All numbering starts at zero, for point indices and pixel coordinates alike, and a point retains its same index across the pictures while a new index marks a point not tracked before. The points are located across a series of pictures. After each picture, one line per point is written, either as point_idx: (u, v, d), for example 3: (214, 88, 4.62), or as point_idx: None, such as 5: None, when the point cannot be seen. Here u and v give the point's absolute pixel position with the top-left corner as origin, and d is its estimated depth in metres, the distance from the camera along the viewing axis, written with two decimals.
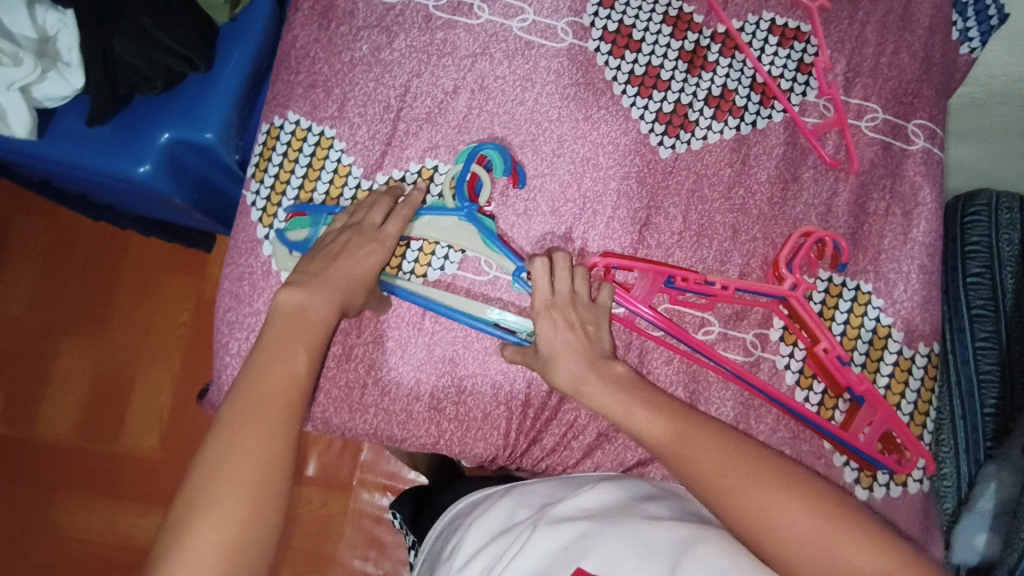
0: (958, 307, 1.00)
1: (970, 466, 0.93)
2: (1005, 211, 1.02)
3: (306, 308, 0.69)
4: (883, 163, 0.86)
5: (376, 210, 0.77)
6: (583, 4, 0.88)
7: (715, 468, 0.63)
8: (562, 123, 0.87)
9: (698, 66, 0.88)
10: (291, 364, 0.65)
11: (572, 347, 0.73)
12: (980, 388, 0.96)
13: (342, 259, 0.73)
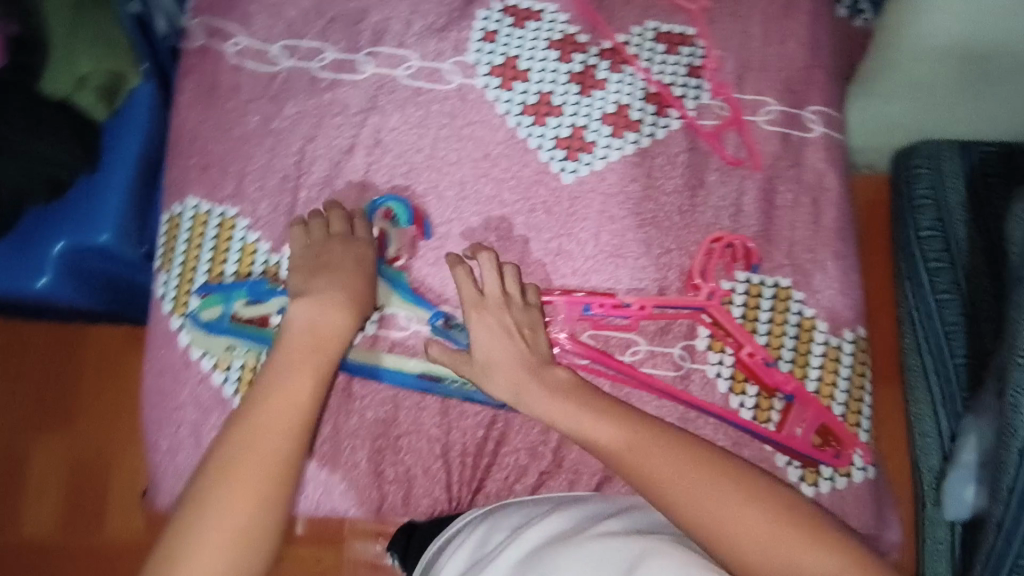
0: (916, 263, 1.12)
1: (949, 420, 1.05)
2: (945, 159, 1.14)
3: (319, 327, 0.69)
4: (784, 156, 0.86)
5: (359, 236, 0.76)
6: (466, 41, 0.88)
7: (670, 470, 0.64)
8: (462, 164, 0.86)
9: (589, 85, 0.88)
10: (289, 394, 0.65)
11: (510, 354, 0.72)
12: (949, 340, 1.07)
13: (339, 274, 0.72)
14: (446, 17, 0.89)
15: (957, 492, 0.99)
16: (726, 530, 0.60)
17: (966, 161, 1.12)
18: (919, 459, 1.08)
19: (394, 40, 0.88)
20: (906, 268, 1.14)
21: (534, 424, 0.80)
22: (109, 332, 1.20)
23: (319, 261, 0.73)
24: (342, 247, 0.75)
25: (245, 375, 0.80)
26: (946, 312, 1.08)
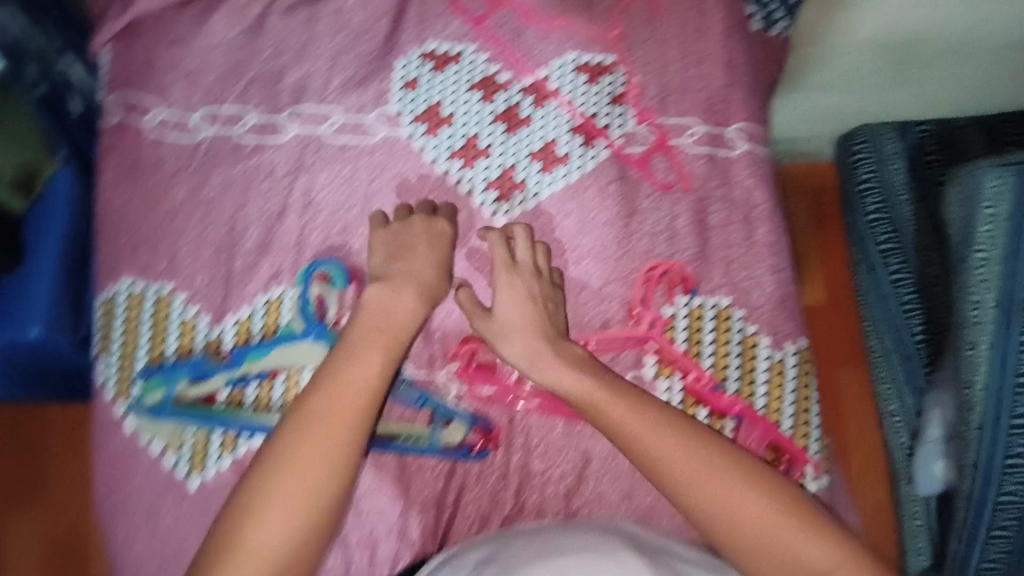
0: (869, 251, 1.23)
1: (913, 398, 1.17)
2: (887, 142, 1.21)
3: (393, 309, 0.74)
4: (712, 176, 0.87)
5: (442, 219, 0.81)
6: (387, 92, 0.88)
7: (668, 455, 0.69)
8: (397, 216, 0.86)
9: (515, 124, 0.88)
10: (352, 385, 0.69)
11: (531, 320, 0.76)
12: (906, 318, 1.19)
13: (416, 256, 0.78)
14: (365, 69, 0.88)
15: (927, 469, 1.10)
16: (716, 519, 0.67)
17: (906, 143, 1.20)
18: (891, 438, 1.20)
19: (315, 97, 0.87)
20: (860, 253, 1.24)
21: (491, 470, 0.81)
22: (72, 408, 1.14)
23: (396, 240, 0.79)
24: (424, 225, 0.80)
25: (196, 455, 0.79)
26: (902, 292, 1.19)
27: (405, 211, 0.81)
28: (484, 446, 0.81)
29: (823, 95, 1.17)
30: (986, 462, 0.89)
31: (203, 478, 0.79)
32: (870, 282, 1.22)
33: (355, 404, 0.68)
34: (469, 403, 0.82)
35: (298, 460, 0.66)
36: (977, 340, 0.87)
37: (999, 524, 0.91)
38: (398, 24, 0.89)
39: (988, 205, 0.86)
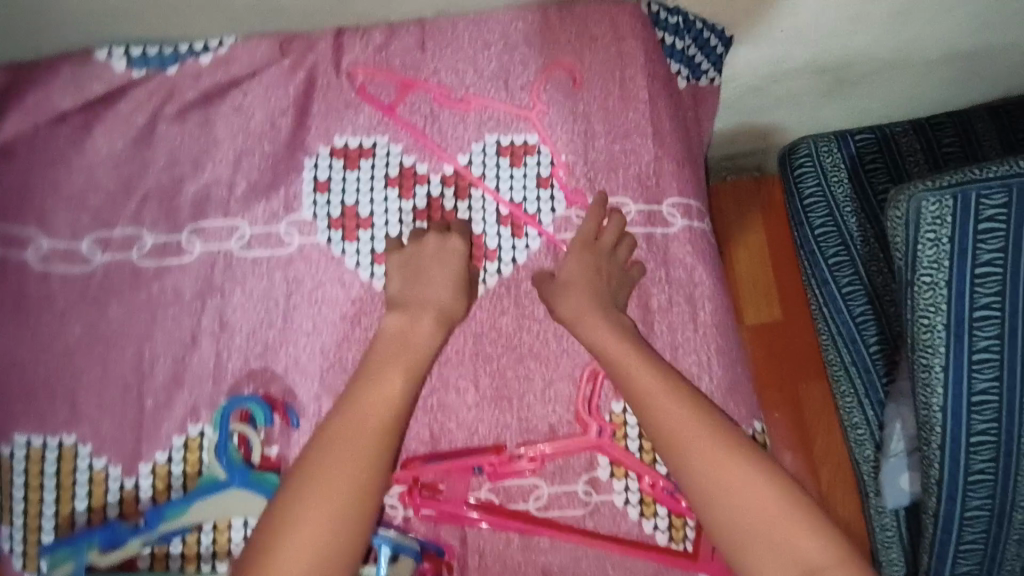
0: (818, 260, 1.12)
1: (874, 409, 1.08)
2: (825, 156, 1.13)
3: (409, 333, 0.72)
4: (650, 257, 0.84)
5: (455, 237, 0.78)
6: (297, 196, 0.81)
7: (693, 433, 0.69)
8: (321, 331, 0.80)
9: (438, 218, 0.83)
10: (382, 399, 0.68)
11: (588, 286, 0.77)
12: (860, 331, 1.09)
13: (437, 268, 0.76)
14: (270, 174, 0.81)
15: (892, 482, 1.02)
16: (738, 499, 0.66)
17: (846, 154, 1.13)
18: (856, 451, 1.11)
19: (219, 209, 0.80)
20: (810, 268, 1.14)
21: None
22: None
23: (416, 253, 0.77)
24: (436, 244, 0.77)
25: None
26: (854, 306, 1.09)
27: (417, 234, 0.79)
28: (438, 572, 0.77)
29: (767, 113, 1.15)
30: (952, 479, 0.82)
31: None
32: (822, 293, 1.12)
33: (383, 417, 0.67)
34: (418, 526, 0.78)
35: (331, 471, 0.64)
36: (928, 362, 0.77)
37: (966, 539, 0.87)
38: (303, 121, 0.83)
39: (931, 230, 0.71)
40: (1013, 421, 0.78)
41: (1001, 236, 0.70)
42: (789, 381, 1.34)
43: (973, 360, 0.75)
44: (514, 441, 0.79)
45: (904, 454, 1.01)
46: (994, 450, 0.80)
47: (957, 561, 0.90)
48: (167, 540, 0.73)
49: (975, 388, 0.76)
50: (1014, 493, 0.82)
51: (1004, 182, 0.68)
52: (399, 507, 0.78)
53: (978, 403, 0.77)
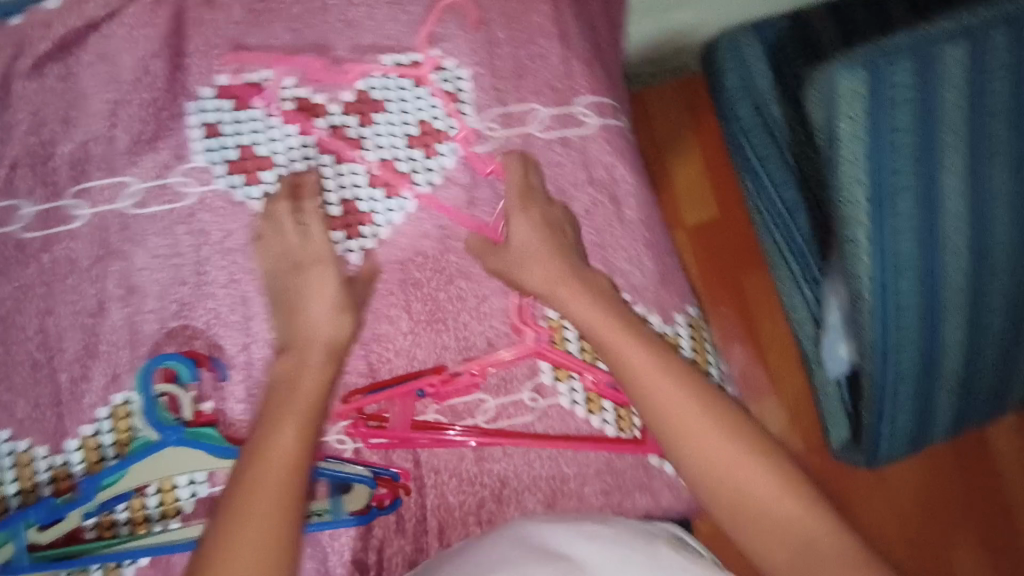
0: (750, 158, 1.15)
1: (810, 288, 1.10)
2: (746, 47, 1.14)
3: (298, 376, 0.67)
4: (569, 161, 0.82)
5: (330, 259, 0.72)
6: (187, 143, 0.76)
7: (689, 422, 0.67)
8: (239, 282, 0.77)
9: (344, 150, 0.79)
10: (286, 434, 0.63)
11: (550, 247, 0.74)
12: (792, 216, 1.11)
13: (313, 300, 0.71)
14: (152, 123, 0.75)
15: (832, 352, 1.06)
16: (748, 498, 0.65)
17: (765, 45, 1.13)
18: (799, 332, 1.15)
19: (102, 167, 0.74)
20: (742, 159, 1.16)
21: (406, 516, 0.80)
22: None
23: (293, 272, 0.72)
24: (311, 272, 0.71)
25: None
26: (785, 193, 1.11)
27: (276, 226, 0.73)
28: (395, 496, 0.78)
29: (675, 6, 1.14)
30: (883, 340, 0.86)
31: None
32: (755, 185, 1.15)
33: (290, 449, 0.62)
34: (370, 455, 0.79)
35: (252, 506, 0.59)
36: (855, 237, 0.80)
37: (897, 391, 0.92)
38: (180, 62, 0.76)
39: (847, 108, 0.73)
40: (934, 282, 0.82)
41: (909, 104, 0.73)
42: (729, 274, 1.50)
43: (894, 227, 0.78)
44: (455, 359, 0.79)
45: (842, 324, 1.03)
46: (918, 310, 0.84)
47: (891, 412, 0.95)
48: (110, 508, 0.72)
49: (896, 254, 0.80)
50: (936, 345, 0.88)
51: (909, 49, 0.71)
52: (348, 442, 0.78)
53: (901, 267, 0.81)
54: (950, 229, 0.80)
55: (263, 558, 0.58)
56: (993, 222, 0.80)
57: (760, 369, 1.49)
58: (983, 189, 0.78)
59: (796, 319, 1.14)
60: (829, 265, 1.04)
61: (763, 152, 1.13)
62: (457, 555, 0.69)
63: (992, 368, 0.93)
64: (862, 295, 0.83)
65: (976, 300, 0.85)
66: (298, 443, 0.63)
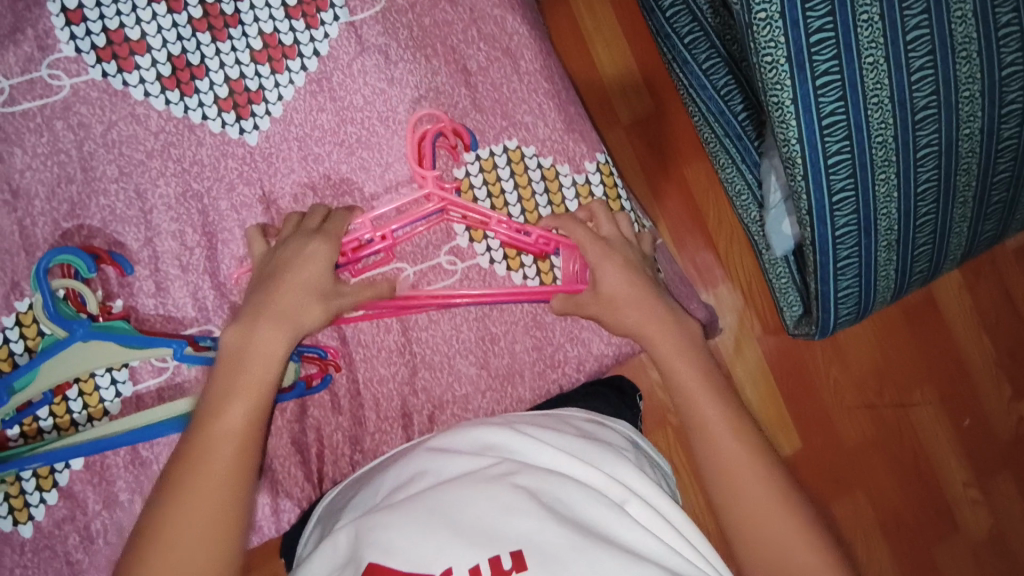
0: (674, 43, 1.08)
1: (752, 171, 1.07)
2: None
3: (251, 347, 0.62)
4: (459, 17, 0.79)
5: (316, 240, 0.67)
6: (50, 33, 0.72)
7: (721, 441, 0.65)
8: (131, 174, 0.75)
9: (221, 26, 0.75)
10: (231, 418, 0.59)
11: (636, 294, 0.72)
12: (726, 100, 1.06)
13: (294, 270, 0.65)
14: (9, 16, 0.71)
15: (776, 230, 1.03)
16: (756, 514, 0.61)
17: None
18: (743, 217, 1.11)
19: None
20: (670, 51, 1.10)
21: (340, 394, 0.78)
22: None
23: (293, 242, 0.67)
24: (294, 251, 0.67)
25: (16, 502, 0.73)
26: (716, 78, 1.06)
27: (287, 235, 0.70)
28: (326, 373, 0.76)
29: None
30: (819, 205, 0.79)
31: (35, 521, 0.73)
32: (685, 74, 1.08)
33: (237, 437, 0.58)
34: None
35: (194, 486, 0.55)
36: (780, 100, 0.73)
37: (841, 258, 0.84)
38: None
39: None
40: (861, 139, 0.76)
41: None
42: (667, 159, 1.31)
43: (816, 85, 0.73)
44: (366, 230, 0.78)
45: (783, 202, 1.01)
46: (850, 167, 0.77)
47: (838, 282, 0.87)
48: (32, 414, 0.71)
49: (823, 113, 0.74)
50: (873, 204, 0.81)
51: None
52: None
53: (828, 126, 0.74)
54: (874, 82, 0.74)
55: (209, 551, 0.54)
56: (914, 72, 0.75)
57: (710, 256, 1.31)
58: (900, 40, 0.74)
59: (740, 207, 1.12)
60: (767, 144, 1.01)
61: (689, 38, 1.07)
62: (430, 470, 0.64)
63: (932, 226, 0.86)
64: (794, 172, 0.77)
65: (907, 190, 0.81)
66: (245, 431, 0.59)
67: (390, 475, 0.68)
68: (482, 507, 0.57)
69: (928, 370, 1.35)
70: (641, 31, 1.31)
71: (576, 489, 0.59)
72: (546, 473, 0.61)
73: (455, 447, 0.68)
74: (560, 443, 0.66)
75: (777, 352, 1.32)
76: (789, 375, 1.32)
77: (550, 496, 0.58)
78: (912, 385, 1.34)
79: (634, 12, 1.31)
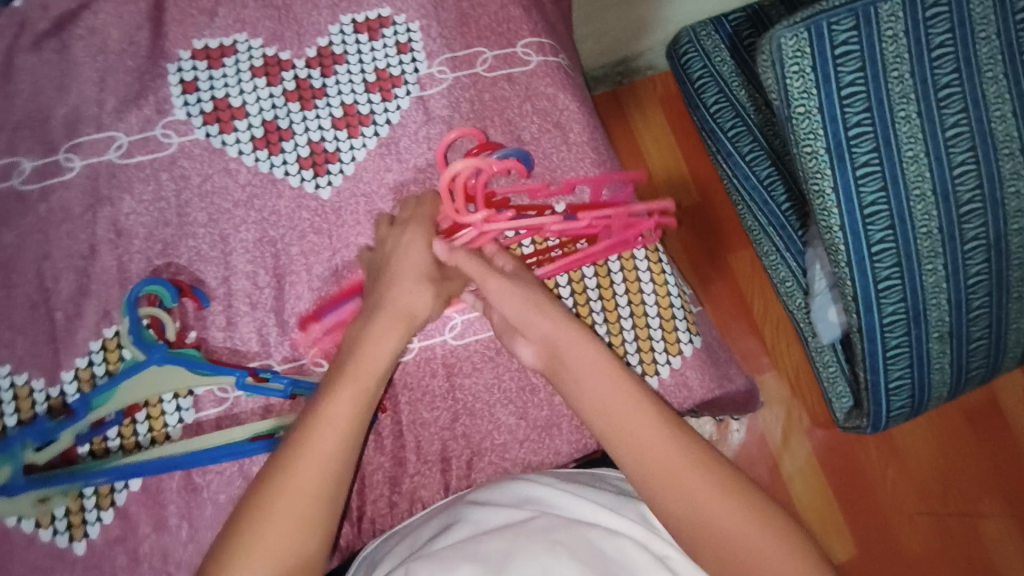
0: (719, 137, 1.13)
1: (796, 260, 1.08)
2: (705, 38, 1.14)
3: (366, 337, 0.68)
4: (516, 94, 0.89)
5: (412, 227, 0.74)
6: (168, 100, 0.85)
7: (669, 469, 0.58)
8: (218, 221, 0.84)
9: (309, 98, 0.87)
10: (345, 393, 0.64)
11: (569, 330, 0.67)
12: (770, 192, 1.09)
13: (398, 261, 0.72)
14: (137, 85, 0.84)
15: (822, 318, 1.03)
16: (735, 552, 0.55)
17: (725, 34, 1.13)
18: (789, 303, 1.12)
19: (92, 125, 0.83)
20: (715, 146, 1.14)
21: (384, 434, 0.79)
22: None
23: (398, 238, 0.74)
24: (395, 237, 0.74)
25: (74, 520, 0.75)
26: (760, 169, 1.08)
27: (382, 229, 0.77)
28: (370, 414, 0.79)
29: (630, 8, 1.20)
30: (864, 292, 0.81)
31: (89, 539, 0.75)
32: (730, 166, 1.12)
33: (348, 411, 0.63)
34: None
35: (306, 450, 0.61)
36: (820, 188, 0.78)
37: (892, 346, 0.84)
38: (160, 32, 0.86)
39: (794, 64, 0.75)
40: (905, 230, 0.79)
41: (855, 58, 0.75)
42: (710, 244, 1.35)
43: (857, 176, 0.77)
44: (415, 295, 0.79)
45: (830, 290, 1.01)
46: (895, 256, 0.80)
47: (889, 371, 0.87)
48: (101, 432, 0.76)
49: (864, 202, 0.78)
50: (922, 294, 0.82)
51: (848, 8, 0.74)
52: (323, 363, 0.82)
53: (870, 215, 0.78)
54: (914, 175, 0.78)
55: (311, 509, 0.59)
56: (956, 166, 0.78)
57: (754, 343, 1.31)
58: (939, 136, 0.77)
59: (786, 291, 1.12)
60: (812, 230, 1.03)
61: (733, 133, 1.12)
62: (470, 522, 0.65)
63: (987, 316, 0.85)
64: (839, 257, 0.81)
65: (957, 275, 0.82)
66: (349, 408, 0.63)
67: (433, 525, 0.68)
68: (524, 561, 0.57)
69: (994, 480, 1.25)
70: (688, 126, 1.39)
71: (617, 544, 0.59)
72: (587, 529, 0.60)
73: (497, 500, 0.69)
74: (599, 500, 0.66)
75: (826, 445, 1.28)
76: (840, 475, 1.27)
77: (594, 551, 0.58)
78: (976, 495, 1.25)
79: (682, 108, 1.40)
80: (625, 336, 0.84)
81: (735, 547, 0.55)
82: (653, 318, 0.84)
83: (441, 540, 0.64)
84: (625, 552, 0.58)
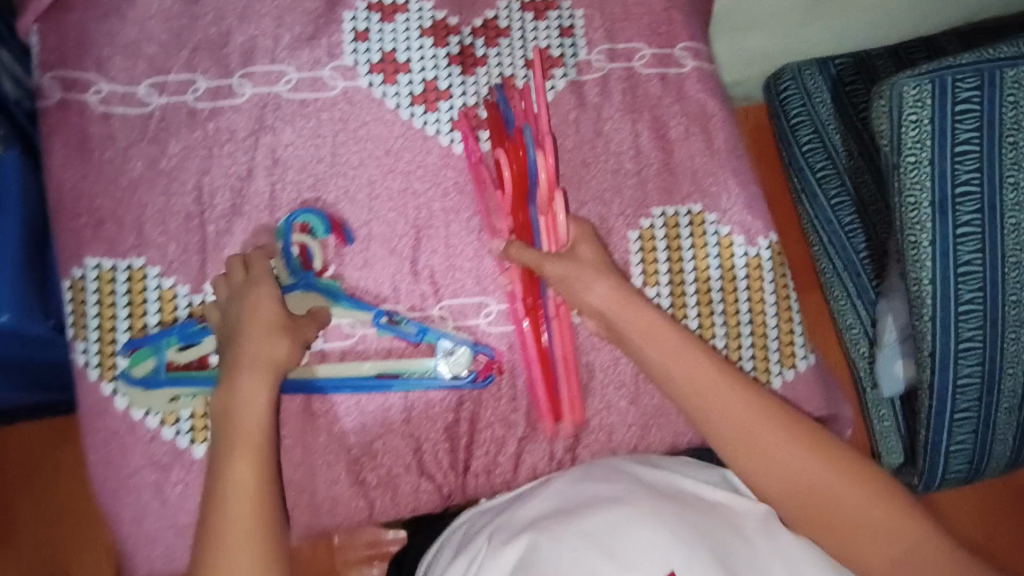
0: (807, 177, 1.12)
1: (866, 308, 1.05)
2: (808, 78, 1.14)
3: (232, 406, 0.66)
4: (667, 93, 0.91)
5: (250, 291, 0.72)
6: (340, 44, 0.88)
7: (739, 416, 0.67)
8: (368, 166, 0.87)
9: (471, 64, 0.90)
10: (240, 464, 0.63)
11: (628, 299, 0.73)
12: (849, 237, 1.08)
13: (241, 332, 0.70)
14: (313, 27, 0.88)
15: (887, 370, 0.99)
16: (790, 472, 0.65)
17: (828, 77, 1.13)
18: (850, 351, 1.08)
19: (267, 57, 0.87)
20: (800, 185, 1.14)
21: (498, 394, 0.82)
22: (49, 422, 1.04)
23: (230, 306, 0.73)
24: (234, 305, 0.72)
25: (198, 423, 0.78)
26: (842, 214, 1.08)
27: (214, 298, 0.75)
28: (489, 373, 0.81)
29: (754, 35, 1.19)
30: (943, 350, 0.81)
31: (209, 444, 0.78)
32: (812, 207, 1.12)
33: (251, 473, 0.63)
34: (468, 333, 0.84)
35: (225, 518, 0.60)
36: (916, 241, 0.78)
37: (960, 409, 0.83)
38: None
39: (912, 112, 0.76)
40: (996, 294, 0.79)
41: (973, 117, 0.75)
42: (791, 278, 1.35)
43: (956, 234, 0.77)
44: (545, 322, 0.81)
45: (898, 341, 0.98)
46: (981, 320, 0.79)
47: (952, 434, 0.85)
48: None
49: (959, 261, 0.78)
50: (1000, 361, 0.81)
51: (976, 67, 0.74)
52: (448, 316, 0.84)
53: (965, 274, 0.78)
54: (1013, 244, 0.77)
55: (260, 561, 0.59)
56: None
57: None
58: None
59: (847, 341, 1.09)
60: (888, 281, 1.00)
61: (821, 173, 1.12)
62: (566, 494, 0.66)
63: None
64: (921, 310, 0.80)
65: None
66: (253, 469, 0.63)
67: (530, 490, 0.71)
68: (634, 528, 0.60)
69: None
70: None
71: (719, 518, 0.63)
72: (692, 504, 0.63)
73: (596, 472, 0.70)
74: (699, 475, 0.70)
75: None
76: None
77: (699, 524, 0.61)
78: None
79: None
80: (742, 342, 0.85)
81: (804, 477, 0.65)
82: (771, 330, 0.86)
83: (533, 506, 0.67)
84: (726, 527, 0.62)
